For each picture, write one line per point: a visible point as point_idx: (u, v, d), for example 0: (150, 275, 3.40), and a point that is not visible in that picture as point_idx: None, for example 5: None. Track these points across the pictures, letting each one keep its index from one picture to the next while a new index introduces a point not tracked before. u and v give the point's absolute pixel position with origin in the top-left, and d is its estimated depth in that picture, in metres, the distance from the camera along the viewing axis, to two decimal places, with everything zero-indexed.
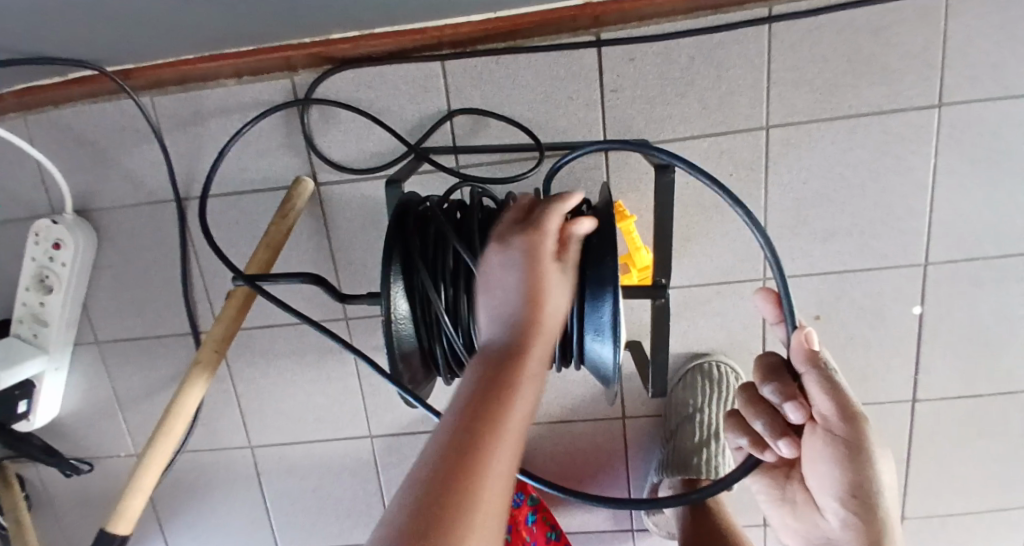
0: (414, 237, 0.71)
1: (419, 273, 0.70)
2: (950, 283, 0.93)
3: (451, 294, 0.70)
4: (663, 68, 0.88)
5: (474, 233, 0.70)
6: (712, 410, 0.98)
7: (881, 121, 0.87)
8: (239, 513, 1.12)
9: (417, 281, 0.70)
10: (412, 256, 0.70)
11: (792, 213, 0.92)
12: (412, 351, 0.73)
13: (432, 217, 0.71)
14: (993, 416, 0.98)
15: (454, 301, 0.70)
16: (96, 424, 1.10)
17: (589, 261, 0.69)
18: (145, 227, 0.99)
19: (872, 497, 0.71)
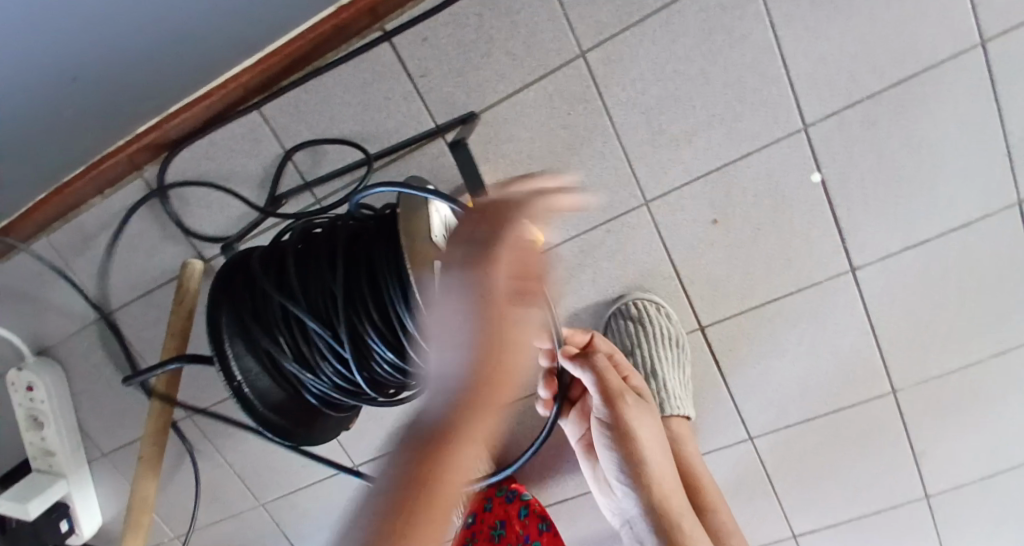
0: (239, 300, 0.74)
1: (255, 331, 0.74)
2: (840, 136, 0.84)
3: (289, 339, 0.73)
4: (457, 35, 0.85)
5: (291, 277, 0.73)
6: (646, 348, 0.94)
7: (693, 0, 0.80)
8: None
9: (256, 339, 0.74)
10: (243, 318, 0.74)
11: (645, 127, 0.86)
12: (285, 399, 0.77)
13: (252, 273, 0.75)
14: (953, 258, 0.88)
15: (294, 345, 0.74)
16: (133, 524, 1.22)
17: (398, 264, 0.70)
18: (94, 348, 1.08)
19: (636, 462, 0.89)
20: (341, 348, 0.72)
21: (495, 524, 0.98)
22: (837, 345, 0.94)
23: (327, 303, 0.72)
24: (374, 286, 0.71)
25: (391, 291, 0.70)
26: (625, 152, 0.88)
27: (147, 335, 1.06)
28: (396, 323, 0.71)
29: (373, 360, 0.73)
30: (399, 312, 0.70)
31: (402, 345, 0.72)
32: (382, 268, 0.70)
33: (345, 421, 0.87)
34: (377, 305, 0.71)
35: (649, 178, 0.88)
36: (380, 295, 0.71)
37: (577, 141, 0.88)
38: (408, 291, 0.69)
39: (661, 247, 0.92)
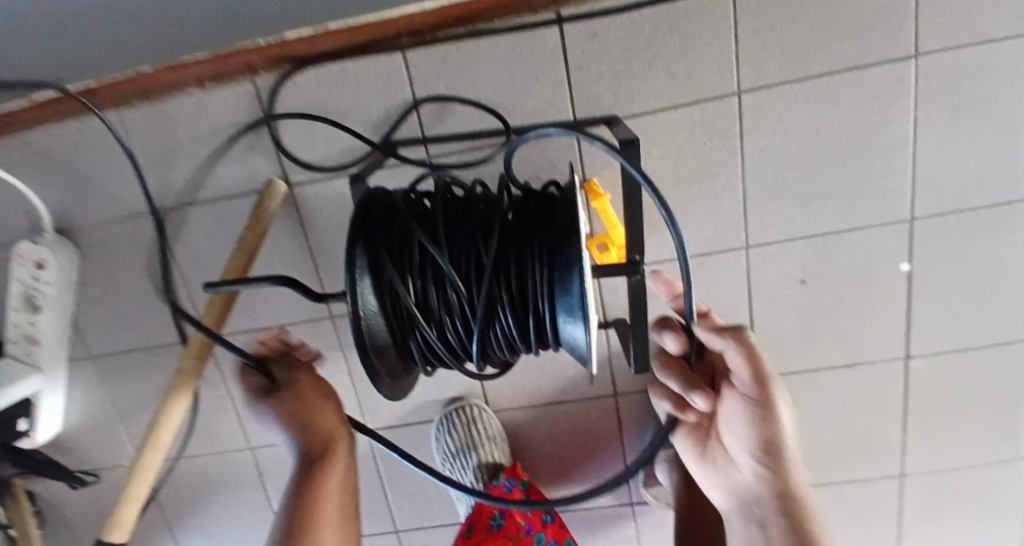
0: (377, 233, 0.72)
1: (386, 269, 0.71)
2: (936, 237, 0.91)
3: (420, 287, 0.72)
4: (626, 40, 0.84)
5: (438, 226, 0.72)
6: None
7: (856, 77, 0.84)
8: (249, 514, 1.14)
9: (385, 277, 0.72)
10: (378, 253, 0.71)
11: (771, 179, 0.88)
12: (388, 344, 0.75)
13: (396, 211, 0.73)
14: (990, 371, 0.97)
15: (422, 294, 0.72)
16: (100, 437, 1.12)
17: (556, 245, 0.69)
18: (124, 242, 0.99)
19: (776, 446, 0.78)
20: (472, 310, 0.71)
21: (494, 513, 0.99)
22: (866, 421, 1.01)
23: (470, 262, 0.71)
24: (521, 258, 0.71)
25: (540, 267, 0.70)
26: (744, 197, 0.89)
27: (193, 244, 0.98)
28: (533, 299, 0.71)
29: (495, 329, 0.73)
30: (541, 289, 0.70)
31: (529, 323, 0.72)
32: (536, 242, 0.70)
33: (416, 383, 0.85)
34: (522, 278, 0.71)
35: (758, 227, 0.91)
36: (526, 268, 0.70)
37: (702, 173, 0.89)
38: (559, 271, 0.69)
39: (745, 294, 0.95)
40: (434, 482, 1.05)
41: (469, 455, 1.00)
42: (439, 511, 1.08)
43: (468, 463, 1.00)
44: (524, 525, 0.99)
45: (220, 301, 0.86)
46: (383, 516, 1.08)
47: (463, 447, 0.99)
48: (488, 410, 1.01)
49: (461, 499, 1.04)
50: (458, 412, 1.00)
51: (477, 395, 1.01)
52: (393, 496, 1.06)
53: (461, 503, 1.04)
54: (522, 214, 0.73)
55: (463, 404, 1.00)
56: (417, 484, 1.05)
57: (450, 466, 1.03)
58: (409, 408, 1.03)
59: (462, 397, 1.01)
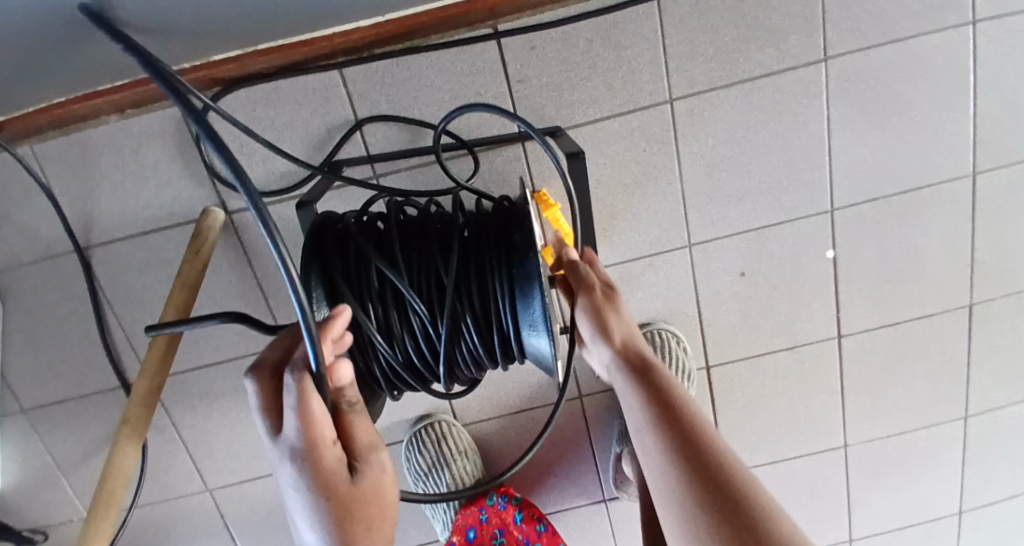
0: (332, 261, 0.70)
1: (345, 297, 0.70)
2: (858, 223, 0.98)
3: (380, 311, 0.70)
4: (563, 51, 0.87)
5: (395, 248, 0.71)
6: None
7: (775, 80, 0.90)
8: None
9: (344, 304, 0.70)
10: (335, 279, 0.70)
11: (707, 179, 0.94)
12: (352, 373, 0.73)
13: (350, 237, 0.71)
14: (911, 342, 1.06)
15: (383, 317, 0.71)
16: (36, 496, 1.04)
17: (513, 258, 0.70)
18: (52, 284, 0.93)
19: (630, 351, 0.76)
20: (436, 331, 0.70)
21: (495, 533, 1.02)
22: (809, 400, 1.08)
23: (430, 282, 0.70)
24: (481, 273, 0.71)
25: (500, 281, 0.70)
26: (684, 197, 0.94)
27: (129, 282, 0.93)
28: (496, 314, 0.71)
29: (460, 348, 0.72)
30: (503, 303, 0.70)
31: (493, 339, 0.72)
32: (495, 256, 0.71)
33: (382, 408, 0.83)
34: (483, 295, 0.71)
35: (699, 225, 0.96)
36: (486, 283, 0.70)
37: (645, 177, 0.93)
38: (519, 284, 0.69)
39: (691, 289, 0.99)
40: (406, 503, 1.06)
41: (442, 472, 1.01)
42: (411, 533, 1.09)
43: (442, 480, 1.02)
44: (520, 537, 1.00)
45: (161, 344, 0.80)
46: None
47: (434, 464, 1.00)
48: (457, 425, 1.02)
49: (437, 513, 1.06)
50: (427, 430, 1.01)
51: (445, 411, 1.03)
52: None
53: (436, 517, 1.06)
54: (479, 230, 0.73)
55: (432, 421, 1.01)
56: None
57: (423, 484, 1.04)
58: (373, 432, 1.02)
59: (430, 414, 1.03)
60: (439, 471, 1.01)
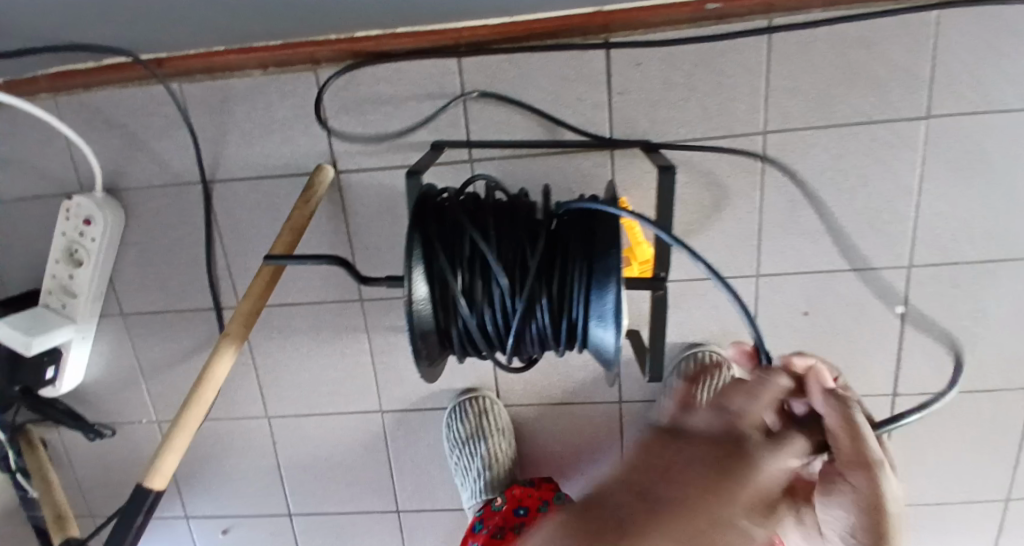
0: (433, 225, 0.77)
1: (439, 259, 0.77)
2: (929, 283, 0.98)
3: (468, 279, 0.77)
4: (668, 71, 0.91)
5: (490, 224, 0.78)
6: None
7: (869, 130, 0.92)
8: (255, 482, 1.18)
9: (438, 266, 0.77)
10: (432, 242, 0.77)
11: (786, 214, 0.96)
12: (432, 329, 0.79)
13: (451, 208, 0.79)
14: (964, 411, 1.05)
15: (469, 284, 0.77)
16: (119, 393, 1.15)
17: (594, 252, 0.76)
18: (171, 207, 1.04)
19: (877, 502, 0.70)
20: (514, 305, 0.77)
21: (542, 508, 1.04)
22: None
23: (516, 261, 0.77)
24: (564, 262, 0.77)
25: (580, 272, 0.76)
26: (760, 228, 0.97)
27: (237, 216, 1.03)
28: (571, 301, 0.77)
29: (531, 326, 0.79)
30: (579, 292, 0.76)
31: (561, 323, 0.78)
32: (580, 248, 0.76)
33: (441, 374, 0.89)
34: (561, 280, 0.77)
35: (770, 257, 0.98)
36: (567, 271, 0.76)
37: (723, 202, 0.96)
38: (598, 277, 0.75)
39: (751, 317, 1.02)
40: (439, 465, 1.12)
41: (479, 444, 1.04)
42: (438, 496, 1.14)
43: (478, 451, 1.05)
44: None
45: (267, 274, 0.89)
46: (386, 493, 1.14)
47: (474, 435, 1.04)
48: (499, 403, 1.07)
49: (464, 486, 1.08)
50: (471, 402, 1.06)
51: (490, 387, 1.08)
52: (399, 469, 1.13)
53: (464, 490, 1.09)
54: (567, 223, 0.79)
55: (477, 394, 1.06)
56: (423, 464, 1.12)
57: (458, 455, 1.07)
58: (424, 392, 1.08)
59: (476, 388, 1.07)
60: (476, 443, 1.05)
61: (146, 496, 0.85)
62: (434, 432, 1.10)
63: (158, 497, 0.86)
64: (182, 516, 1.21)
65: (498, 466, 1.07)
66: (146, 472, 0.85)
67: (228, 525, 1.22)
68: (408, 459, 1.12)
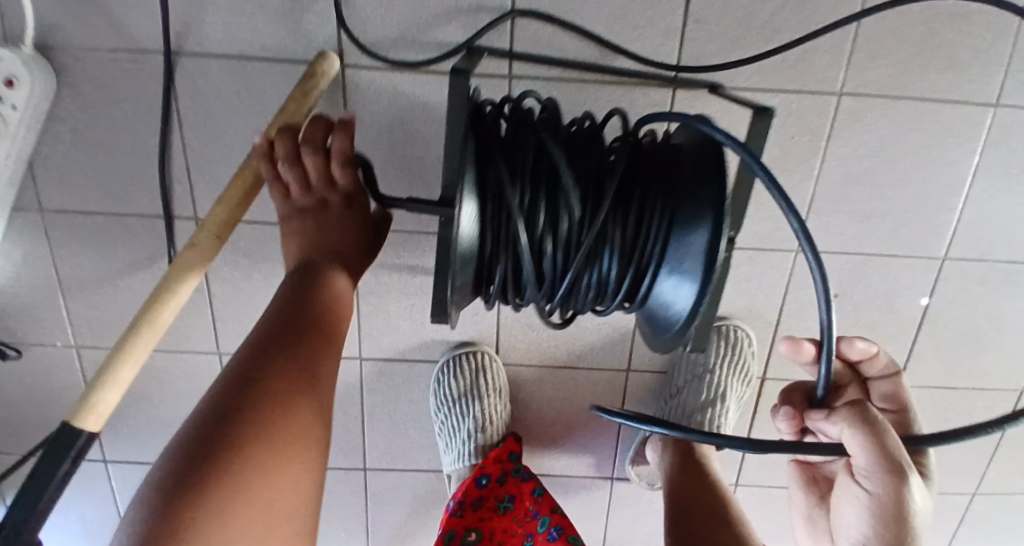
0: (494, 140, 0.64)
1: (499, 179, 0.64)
2: (959, 278, 0.95)
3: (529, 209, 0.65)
4: (752, 7, 0.79)
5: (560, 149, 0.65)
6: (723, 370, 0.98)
7: (942, 109, 0.85)
8: None
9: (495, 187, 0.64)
10: (491, 160, 0.64)
11: (840, 189, 0.89)
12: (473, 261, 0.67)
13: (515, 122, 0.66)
14: (959, 410, 1.04)
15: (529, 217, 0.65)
16: (30, 308, 0.94)
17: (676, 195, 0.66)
18: (121, 82, 0.82)
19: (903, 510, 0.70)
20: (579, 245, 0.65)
21: (503, 496, 0.95)
22: None
23: (589, 196, 0.65)
24: (640, 203, 0.67)
25: (659, 217, 0.66)
26: (810, 200, 0.89)
27: (208, 105, 0.83)
28: (642, 248, 0.67)
29: (589, 271, 0.68)
30: (654, 240, 0.67)
31: (624, 272, 0.68)
32: (660, 190, 0.67)
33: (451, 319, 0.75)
34: (633, 223, 0.67)
35: (814, 233, 0.91)
36: (642, 214, 0.67)
37: (778, 166, 0.88)
38: (682, 224, 0.65)
39: (780, 295, 0.95)
40: (417, 423, 0.99)
41: (473, 405, 0.93)
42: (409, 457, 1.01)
43: (468, 411, 0.94)
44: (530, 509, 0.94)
45: (250, 177, 0.74)
46: (351, 450, 1.00)
47: (468, 394, 0.92)
48: (499, 361, 0.94)
49: (449, 447, 0.98)
50: (467, 358, 0.92)
51: (490, 342, 0.94)
52: (372, 427, 0.98)
53: (447, 453, 0.98)
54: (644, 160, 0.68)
55: (475, 350, 0.93)
56: (401, 422, 0.99)
57: (443, 414, 0.96)
58: (413, 342, 0.93)
59: (473, 342, 0.94)
60: (469, 404, 0.93)
61: (72, 438, 0.66)
62: (419, 387, 0.96)
63: (88, 443, 0.67)
64: (99, 458, 1.03)
65: (492, 427, 0.96)
66: (75, 410, 0.66)
67: None
68: (384, 416, 0.98)
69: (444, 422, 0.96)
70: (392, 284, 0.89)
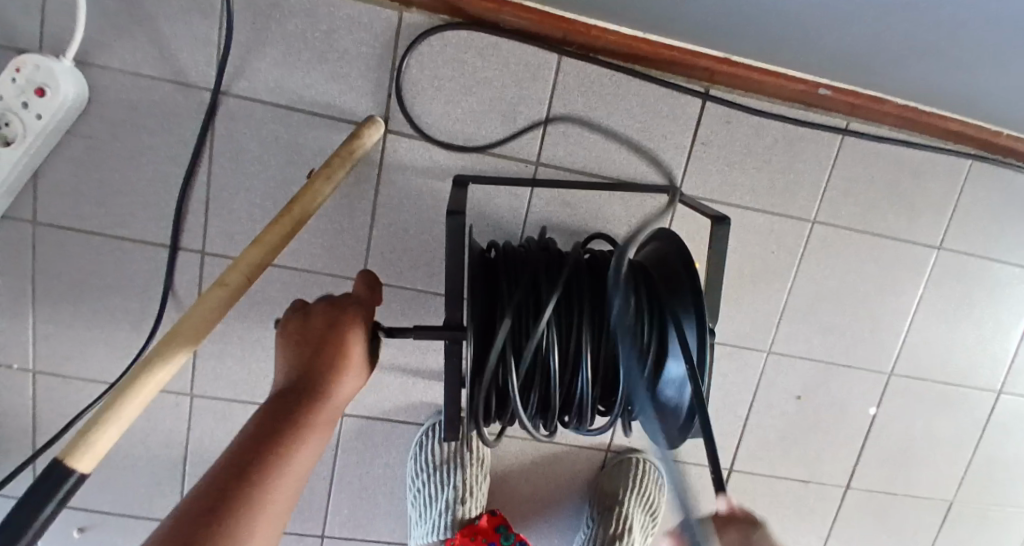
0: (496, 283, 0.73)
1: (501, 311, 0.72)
2: (901, 394, 1.05)
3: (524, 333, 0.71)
4: (756, 137, 0.89)
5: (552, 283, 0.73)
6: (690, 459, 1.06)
7: (897, 247, 0.97)
8: (159, 455, 0.99)
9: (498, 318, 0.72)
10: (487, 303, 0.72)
11: (810, 303, 0.98)
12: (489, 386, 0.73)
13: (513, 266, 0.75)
14: (893, 515, 1.13)
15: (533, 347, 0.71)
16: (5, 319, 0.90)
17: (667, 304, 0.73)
18: (153, 113, 0.82)
19: None
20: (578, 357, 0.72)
21: None
22: (790, 532, 1.12)
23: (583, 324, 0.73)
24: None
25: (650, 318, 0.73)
26: (784, 308, 0.98)
27: (237, 148, 0.84)
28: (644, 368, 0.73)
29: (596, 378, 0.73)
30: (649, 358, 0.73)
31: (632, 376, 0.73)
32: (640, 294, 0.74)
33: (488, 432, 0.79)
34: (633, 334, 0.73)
35: (784, 338, 1.00)
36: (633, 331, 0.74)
37: (761, 276, 0.96)
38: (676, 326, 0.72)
39: (750, 392, 1.03)
40: (393, 483, 1.03)
41: (454, 472, 0.99)
42: (379, 510, 1.05)
43: (448, 479, 0.99)
44: None
45: (287, 223, 0.70)
46: (321, 499, 1.02)
47: (449, 460, 0.98)
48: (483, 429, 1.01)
49: (423, 517, 1.00)
50: None
51: None
52: (342, 489, 1.02)
53: (420, 523, 1.01)
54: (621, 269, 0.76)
55: None
56: (370, 486, 1.03)
57: (421, 482, 1.00)
58: (400, 403, 0.98)
59: None
60: (449, 472, 0.99)
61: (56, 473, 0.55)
62: (403, 448, 1.01)
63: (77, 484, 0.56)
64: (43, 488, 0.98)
65: (471, 501, 1.00)
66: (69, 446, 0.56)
67: (87, 522, 1.02)
68: (357, 477, 1.02)
69: (421, 490, 1.00)
70: (392, 346, 0.95)
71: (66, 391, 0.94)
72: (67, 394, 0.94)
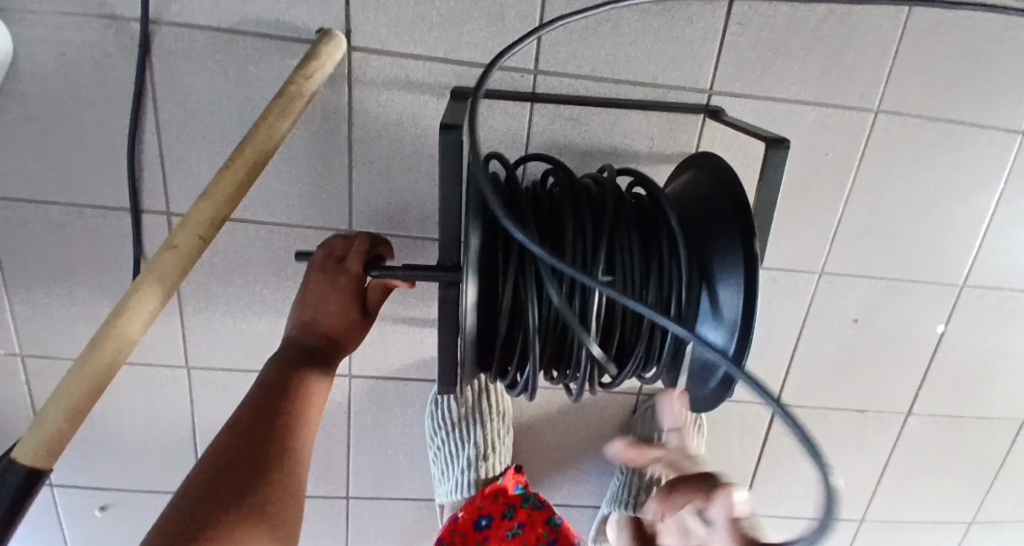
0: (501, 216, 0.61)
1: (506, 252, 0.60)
2: (978, 307, 0.92)
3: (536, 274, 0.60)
4: (799, 12, 0.73)
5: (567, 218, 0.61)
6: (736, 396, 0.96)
7: (976, 132, 0.81)
8: (165, 431, 0.93)
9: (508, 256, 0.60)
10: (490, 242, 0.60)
11: (869, 212, 0.85)
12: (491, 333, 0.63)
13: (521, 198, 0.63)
14: (969, 439, 1.02)
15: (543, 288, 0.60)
16: None
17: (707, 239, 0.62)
18: (84, 53, 0.70)
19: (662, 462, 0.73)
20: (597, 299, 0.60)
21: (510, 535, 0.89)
22: (852, 464, 1.03)
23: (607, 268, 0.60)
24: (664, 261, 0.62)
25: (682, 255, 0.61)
26: (839, 222, 0.85)
27: (186, 86, 0.72)
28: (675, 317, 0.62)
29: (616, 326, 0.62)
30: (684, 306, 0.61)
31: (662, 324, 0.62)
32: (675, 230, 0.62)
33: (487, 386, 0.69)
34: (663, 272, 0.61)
35: (841, 254, 0.87)
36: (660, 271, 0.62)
37: (812, 185, 0.82)
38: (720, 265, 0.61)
39: (802, 319, 0.91)
40: (412, 443, 0.96)
41: (473, 426, 0.90)
42: (401, 470, 0.98)
43: (468, 434, 0.90)
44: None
45: (242, 168, 0.58)
46: (340, 463, 0.96)
47: (466, 414, 0.90)
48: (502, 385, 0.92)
49: (446, 476, 0.92)
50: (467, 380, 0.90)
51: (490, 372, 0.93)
52: (358, 451, 0.95)
53: (444, 482, 0.93)
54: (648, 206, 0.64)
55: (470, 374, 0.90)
56: (389, 446, 0.96)
57: (441, 439, 0.91)
58: (409, 359, 0.89)
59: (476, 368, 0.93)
60: (466, 426, 0.90)
61: (9, 480, 0.50)
62: (416, 407, 0.93)
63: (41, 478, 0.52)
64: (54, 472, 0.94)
65: (495, 457, 0.91)
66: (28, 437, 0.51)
67: (107, 503, 0.98)
68: (371, 438, 0.95)
69: (442, 447, 0.92)
70: (393, 299, 0.85)
71: (54, 375, 0.87)
72: (56, 377, 0.87)
